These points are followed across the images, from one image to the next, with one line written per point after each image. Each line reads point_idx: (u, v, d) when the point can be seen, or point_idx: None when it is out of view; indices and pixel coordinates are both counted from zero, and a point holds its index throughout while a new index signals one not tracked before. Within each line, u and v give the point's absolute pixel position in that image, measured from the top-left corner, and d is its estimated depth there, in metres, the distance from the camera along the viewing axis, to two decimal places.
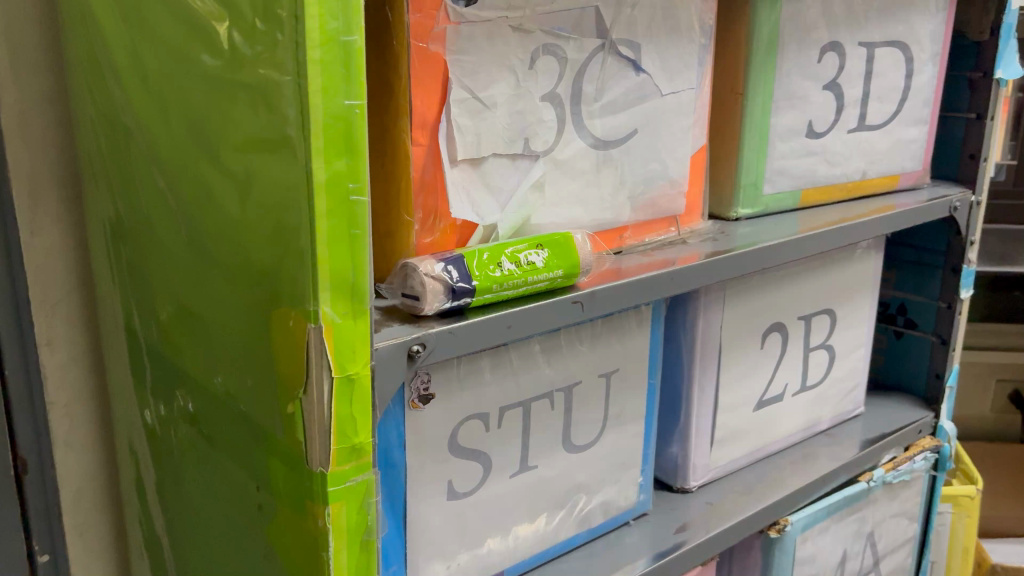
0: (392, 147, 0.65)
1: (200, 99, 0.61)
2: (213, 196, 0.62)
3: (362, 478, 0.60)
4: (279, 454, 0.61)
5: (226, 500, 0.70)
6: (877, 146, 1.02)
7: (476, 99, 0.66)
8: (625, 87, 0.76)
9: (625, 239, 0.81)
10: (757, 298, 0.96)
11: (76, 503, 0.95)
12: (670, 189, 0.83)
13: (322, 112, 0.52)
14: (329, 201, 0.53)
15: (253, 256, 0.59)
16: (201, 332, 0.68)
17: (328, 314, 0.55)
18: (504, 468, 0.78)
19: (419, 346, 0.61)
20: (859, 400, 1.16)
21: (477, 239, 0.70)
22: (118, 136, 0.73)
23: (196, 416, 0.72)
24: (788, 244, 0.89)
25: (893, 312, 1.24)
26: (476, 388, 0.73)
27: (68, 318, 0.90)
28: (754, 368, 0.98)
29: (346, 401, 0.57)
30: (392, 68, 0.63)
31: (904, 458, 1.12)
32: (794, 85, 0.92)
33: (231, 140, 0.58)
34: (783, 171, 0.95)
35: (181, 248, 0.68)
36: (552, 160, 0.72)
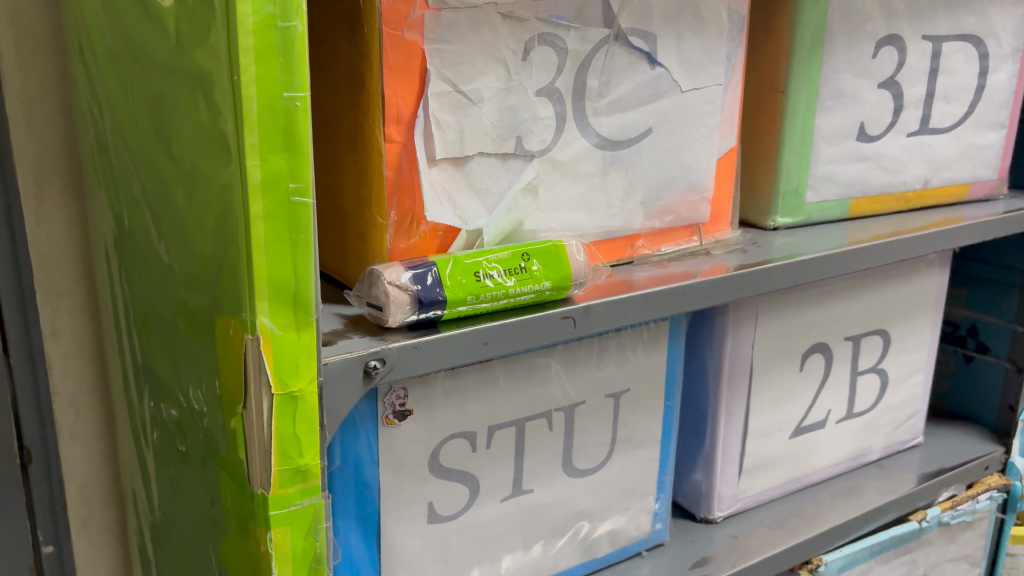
0: (366, 143, 0.60)
1: (156, 88, 0.56)
2: (169, 193, 0.58)
3: (309, 503, 0.55)
4: (227, 472, 0.57)
5: (193, 510, 0.67)
6: (944, 153, 0.92)
7: (459, 93, 0.60)
8: (637, 82, 0.69)
9: (637, 248, 0.75)
10: (797, 316, 0.87)
11: (81, 497, 0.92)
12: (693, 194, 0.76)
13: (258, 106, 0.47)
14: (267, 203, 0.48)
15: (202, 258, 0.55)
16: (168, 333, 0.64)
17: (266, 326, 0.50)
18: (495, 491, 0.73)
19: (377, 361, 0.56)
20: (918, 429, 1.05)
21: (461, 245, 0.64)
22: (98, 125, 0.70)
23: (169, 419, 0.68)
24: (830, 258, 0.80)
25: (964, 334, 1.13)
26: (460, 405, 0.68)
27: (75, 310, 0.86)
28: (791, 392, 0.90)
29: (289, 419, 0.53)
30: (364, 58, 0.58)
31: (965, 498, 1.01)
32: (843, 82, 0.83)
33: (180, 134, 0.54)
34: (830, 177, 0.86)
35: (149, 246, 0.64)
36: (549, 161, 0.66)
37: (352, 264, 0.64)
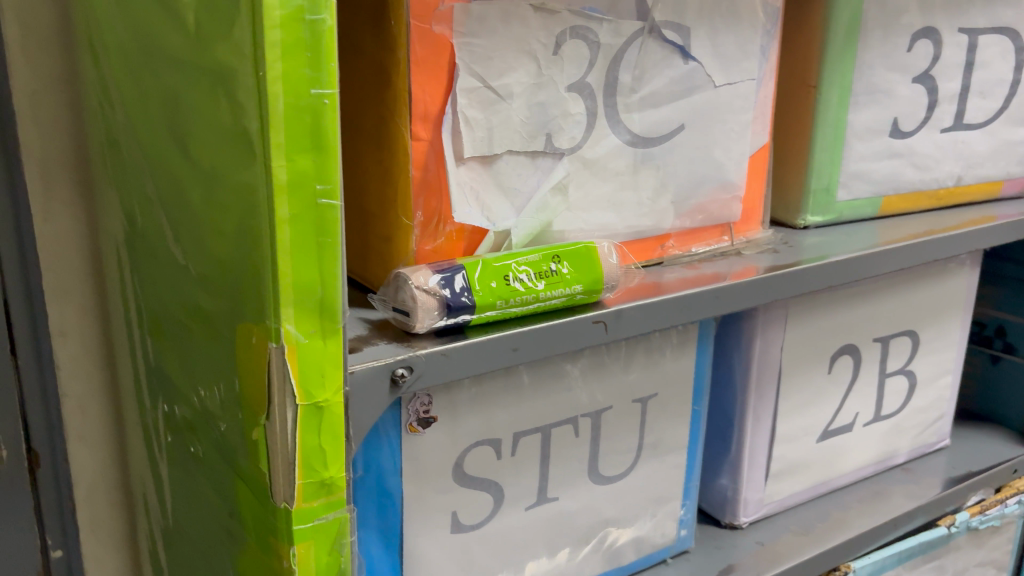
0: (391, 141, 0.57)
1: (171, 84, 0.54)
2: (185, 193, 0.55)
3: (334, 516, 0.53)
4: (247, 483, 0.55)
5: (207, 519, 0.65)
6: (977, 149, 0.90)
7: (488, 88, 0.58)
8: (670, 77, 0.66)
9: (667, 249, 0.72)
10: (826, 317, 0.85)
11: (90, 496, 0.89)
12: (724, 193, 0.73)
13: (284, 103, 0.44)
14: (294, 205, 0.46)
15: (221, 261, 0.52)
16: (182, 337, 0.62)
17: (291, 333, 0.48)
18: (520, 500, 0.70)
19: (405, 369, 0.54)
20: (945, 432, 1.03)
21: (488, 247, 0.62)
22: (108, 120, 0.67)
23: (183, 424, 0.66)
24: (864, 259, 0.77)
25: (990, 335, 1.10)
26: (485, 412, 0.66)
27: (82, 309, 0.83)
28: (818, 395, 0.88)
29: (314, 430, 0.50)
30: (391, 52, 0.55)
31: (993, 502, 0.99)
32: (877, 77, 0.80)
33: (198, 132, 0.52)
34: (862, 175, 0.83)
35: (162, 247, 0.62)
36: (579, 159, 0.64)
37: (375, 266, 0.62)
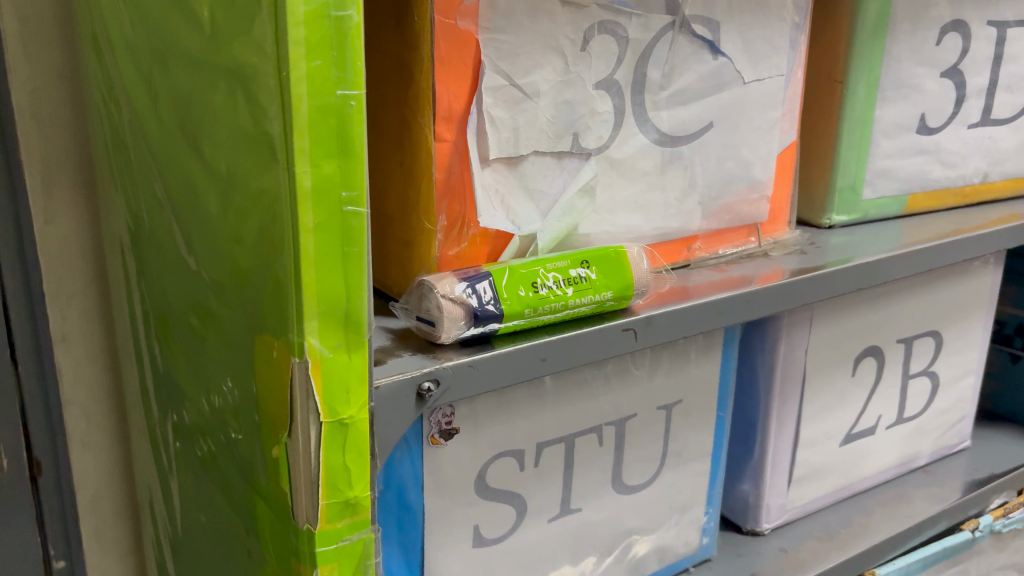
0: (414, 142, 0.55)
1: (184, 84, 0.51)
2: (199, 199, 0.53)
3: (358, 537, 0.50)
4: (266, 501, 0.52)
5: (222, 534, 0.62)
6: (1003, 145, 0.88)
7: (515, 87, 0.55)
8: (699, 73, 0.64)
9: (694, 251, 0.70)
10: (851, 319, 0.83)
11: (94, 507, 0.86)
12: (752, 193, 0.71)
13: (308, 105, 0.42)
14: (318, 213, 0.43)
15: (239, 270, 0.49)
16: (194, 346, 0.60)
17: (315, 348, 0.45)
18: (543, 511, 0.69)
19: (431, 383, 0.51)
20: (966, 433, 1.01)
21: (513, 252, 0.59)
22: (115, 120, 0.64)
23: (196, 437, 0.63)
24: (894, 259, 0.75)
25: (1010, 333, 1.09)
26: (509, 423, 0.63)
27: (85, 313, 0.80)
28: (842, 399, 0.86)
29: (338, 448, 0.48)
30: (414, 49, 0.52)
31: (1017, 505, 0.97)
32: (905, 72, 0.77)
33: (213, 135, 0.49)
34: (888, 172, 0.81)
35: (174, 253, 0.59)
36: (607, 160, 0.61)
37: (396, 272, 0.60)
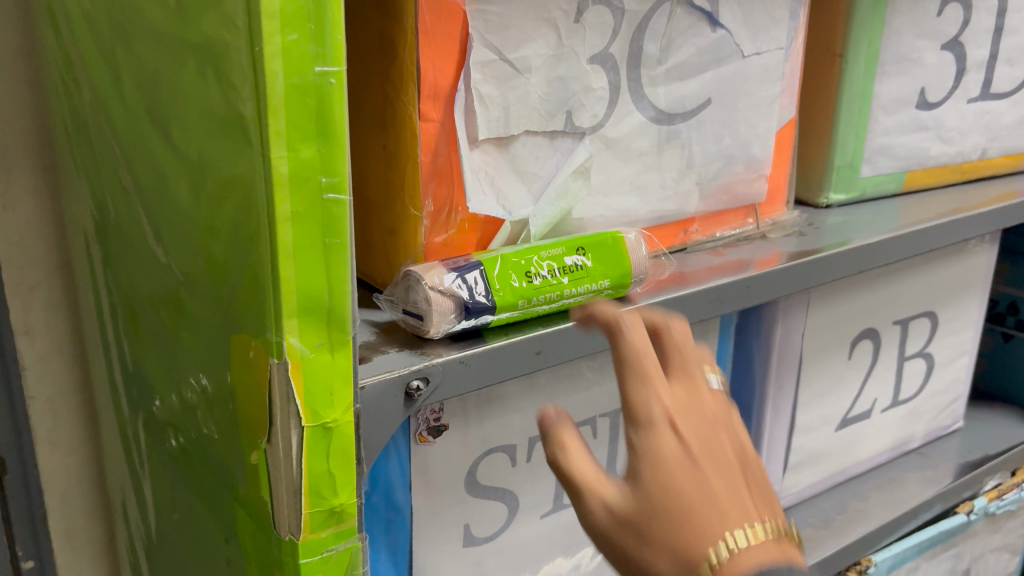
0: (397, 122, 0.51)
1: (149, 61, 0.47)
2: (168, 186, 0.49)
3: (344, 547, 0.47)
4: (246, 509, 0.49)
5: (198, 539, 0.59)
6: (1002, 120, 0.85)
7: (504, 62, 0.51)
8: (697, 47, 0.61)
9: (691, 234, 0.67)
10: (849, 301, 0.80)
11: (64, 506, 0.81)
12: (749, 172, 0.68)
13: (284, 84, 0.38)
14: (296, 201, 0.39)
15: (212, 261, 0.46)
16: (166, 342, 0.56)
17: (295, 348, 0.42)
18: (536, 507, 0.66)
19: (420, 381, 0.48)
20: (959, 414, 1.00)
21: (503, 238, 0.56)
22: (75, 99, 0.60)
23: (169, 437, 0.60)
24: (896, 239, 0.72)
25: (1002, 311, 1.09)
26: (501, 417, 0.60)
27: (49, 304, 0.75)
28: (838, 382, 0.83)
29: (322, 453, 0.44)
30: (396, 22, 0.48)
31: (1010, 486, 0.96)
32: (906, 45, 0.74)
33: (182, 117, 0.45)
34: (887, 149, 0.78)
35: (142, 244, 0.55)
36: (601, 139, 0.58)
37: (380, 261, 0.57)
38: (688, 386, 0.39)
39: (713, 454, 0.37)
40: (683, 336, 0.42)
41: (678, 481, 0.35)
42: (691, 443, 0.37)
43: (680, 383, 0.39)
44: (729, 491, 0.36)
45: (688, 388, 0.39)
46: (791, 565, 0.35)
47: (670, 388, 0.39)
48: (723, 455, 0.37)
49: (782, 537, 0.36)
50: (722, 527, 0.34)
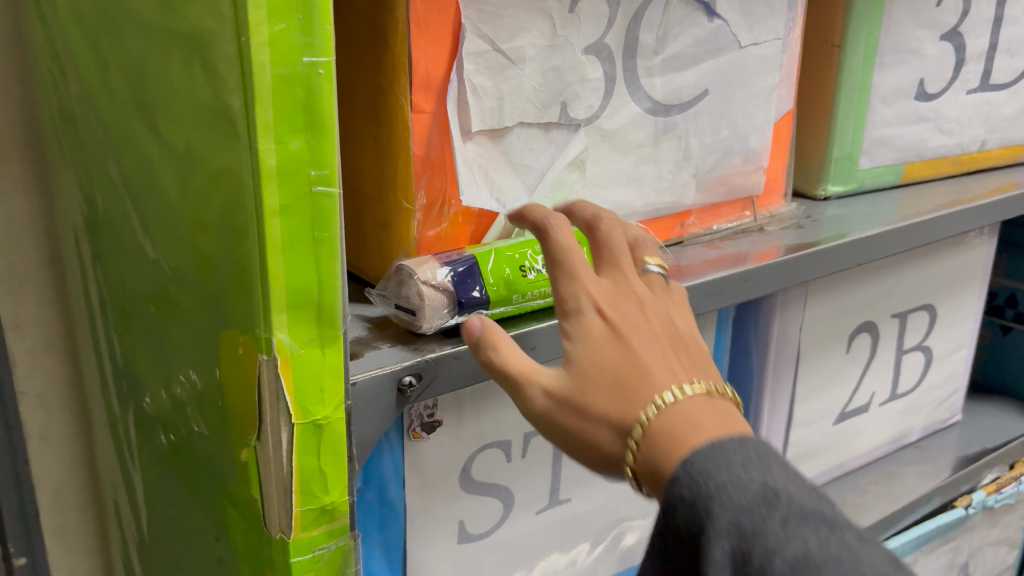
0: (389, 114, 0.50)
1: (135, 50, 0.46)
2: (156, 178, 0.48)
3: (336, 545, 0.47)
4: (236, 507, 0.48)
5: (189, 536, 0.58)
6: (1001, 111, 0.85)
7: (498, 52, 0.51)
8: (694, 37, 0.60)
9: (688, 227, 0.67)
10: (848, 294, 0.80)
11: (55, 502, 0.80)
12: (747, 164, 0.68)
13: (271, 74, 0.37)
14: (284, 193, 0.39)
15: (200, 254, 0.45)
16: (155, 337, 0.55)
17: (284, 344, 0.41)
18: (531, 503, 0.66)
19: (412, 377, 0.47)
20: (957, 407, 0.99)
21: (497, 232, 0.55)
22: (62, 91, 0.59)
23: (160, 433, 0.59)
24: (896, 232, 0.71)
25: (1001, 303, 1.08)
26: (495, 413, 0.60)
27: (39, 298, 0.74)
28: (835, 376, 0.83)
29: (313, 451, 0.44)
30: (387, 11, 0.47)
31: (1009, 480, 0.95)
32: (905, 35, 0.73)
33: (169, 108, 0.44)
34: (886, 141, 0.77)
35: (130, 237, 0.54)
36: (597, 131, 0.57)
37: (372, 255, 0.56)
38: (616, 276, 0.42)
39: (642, 325, 0.39)
40: (608, 228, 0.44)
41: (606, 353, 0.38)
42: (617, 320, 0.39)
43: (608, 276, 0.42)
44: (657, 353, 0.38)
45: (616, 278, 0.42)
46: (727, 412, 0.36)
47: (599, 280, 0.41)
48: (654, 327, 0.40)
49: (716, 391, 0.37)
50: (653, 387, 0.37)
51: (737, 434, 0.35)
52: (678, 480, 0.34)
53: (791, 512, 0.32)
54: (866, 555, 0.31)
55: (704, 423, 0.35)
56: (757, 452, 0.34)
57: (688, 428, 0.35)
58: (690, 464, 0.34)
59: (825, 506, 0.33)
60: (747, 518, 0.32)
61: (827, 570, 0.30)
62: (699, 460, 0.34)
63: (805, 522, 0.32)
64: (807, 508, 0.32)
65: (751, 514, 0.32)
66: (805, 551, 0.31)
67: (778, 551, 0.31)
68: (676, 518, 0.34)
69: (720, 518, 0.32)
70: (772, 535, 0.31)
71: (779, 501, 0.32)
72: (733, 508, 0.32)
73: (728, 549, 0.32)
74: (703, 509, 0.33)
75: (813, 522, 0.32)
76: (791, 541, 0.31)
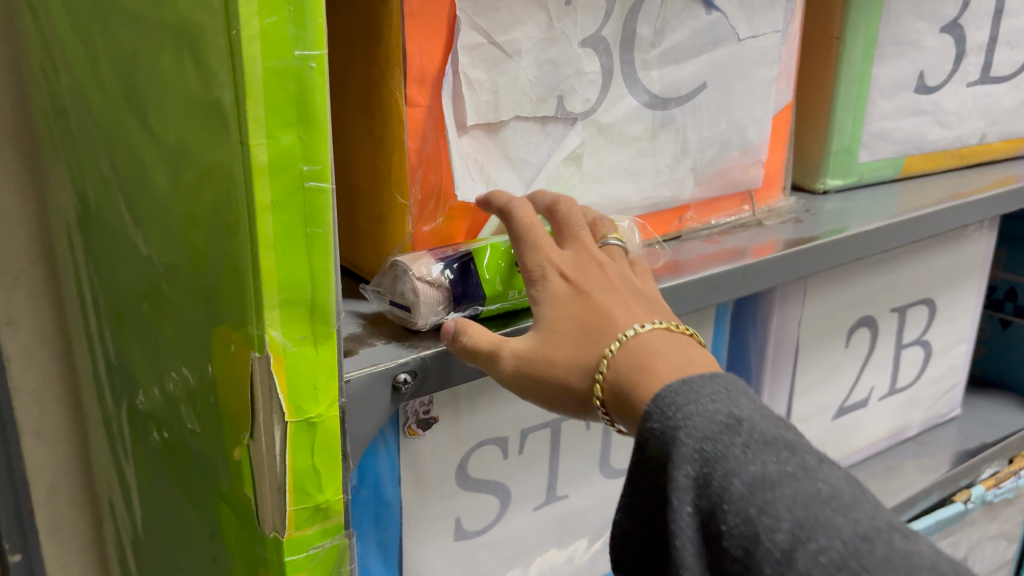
0: (383, 107, 0.49)
1: (126, 42, 0.45)
2: (147, 173, 0.47)
3: (330, 544, 0.46)
4: (230, 506, 0.48)
5: (183, 534, 0.58)
6: (1002, 104, 0.84)
7: (494, 45, 0.50)
8: (692, 29, 0.59)
9: (686, 221, 0.66)
10: (846, 289, 0.79)
11: (50, 499, 0.79)
12: (745, 158, 0.67)
13: (262, 69, 0.36)
14: (276, 189, 0.38)
15: (192, 250, 0.44)
16: (148, 334, 0.54)
17: (277, 341, 0.40)
18: (528, 500, 0.65)
19: (407, 375, 0.47)
20: (956, 402, 0.99)
21: (493, 227, 0.55)
22: (53, 84, 0.58)
23: (153, 430, 0.59)
24: (895, 226, 0.71)
25: (1001, 297, 1.08)
26: (491, 409, 0.59)
27: (33, 294, 0.73)
28: (833, 370, 0.83)
29: (306, 449, 0.43)
30: (381, 3, 0.47)
31: (1008, 474, 0.95)
32: (905, 27, 0.73)
33: (159, 101, 0.44)
34: (885, 134, 0.77)
35: (122, 233, 0.54)
36: (594, 124, 0.57)
37: (367, 251, 0.55)
38: (577, 245, 0.48)
39: (601, 282, 0.45)
40: (567, 206, 0.50)
41: (571, 311, 0.44)
42: (580, 281, 0.45)
43: (571, 246, 0.48)
44: (617, 302, 0.44)
45: (578, 247, 0.48)
46: (684, 342, 0.42)
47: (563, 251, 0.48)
48: (612, 284, 0.46)
49: (668, 327, 0.44)
50: (615, 329, 0.43)
51: (691, 361, 0.41)
52: (650, 415, 0.38)
53: (753, 438, 0.36)
54: (818, 474, 0.35)
55: (661, 351, 0.41)
56: (710, 374, 0.40)
57: (648, 357, 0.41)
58: (660, 399, 0.39)
59: (785, 433, 0.37)
60: (710, 444, 0.36)
61: (781, 486, 0.35)
62: (670, 393, 0.38)
63: (765, 447, 0.36)
64: (767, 435, 0.37)
65: (715, 442, 0.36)
66: (763, 471, 0.35)
67: (738, 472, 0.35)
68: (648, 448, 0.38)
69: (686, 444, 0.37)
70: (733, 458, 0.36)
71: (741, 427, 0.36)
72: (699, 436, 0.37)
73: (694, 473, 0.36)
74: (671, 437, 0.37)
75: (772, 446, 0.36)
76: (751, 463, 0.35)
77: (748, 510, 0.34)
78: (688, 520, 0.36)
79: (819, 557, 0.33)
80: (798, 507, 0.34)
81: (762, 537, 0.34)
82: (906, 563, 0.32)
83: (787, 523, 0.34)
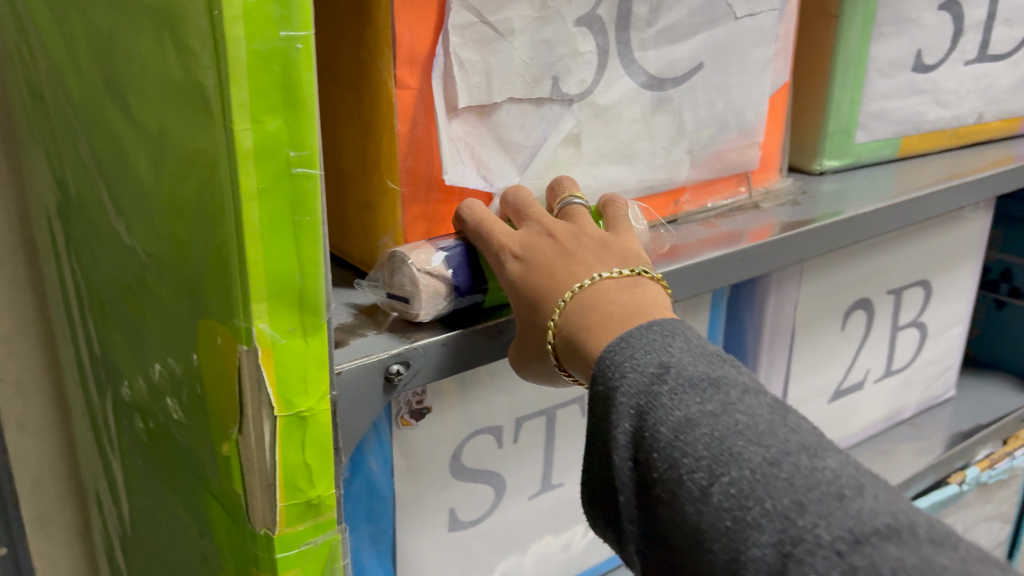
0: (373, 89, 0.48)
1: (104, 24, 0.43)
2: (130, 162, 0.46)
3: (324, 539, 0.45)
4: (220, 504, 0.47)
5: (172, 530, 0.56)
6: (1000, 83, 0.83)
7: (486, 25, 0.48)
8: (690, 8, 0.58)
9: (682, 205, 0.65)
10: (843, 272, 0.78)
11: (35, 492, 0.78)
12: (743, 139, 0.66)
13: (247, 50, 0.34)
14: (263, 175, 0.36)
15: (176, 241, 0.43)
16: (132, 325, 0.53)
17: (265, 333, 0.39)
18: (522, 489, 0.64)
19: (401, 365, 0.45)
20: (951, 383, 0.99)
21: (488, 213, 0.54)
22: (29, 68, 0.56)
23: (138, 422, 0.57)
24: (893, 206, 0.70)
25: (996, 278, 1.07)
26: (486, 399, 0.58)
27: (13, 283, 0.71)
28: (829, 353, 0.82)
29: (297, 444, 0.42)
30: None
31: (1002, 455, 0.95)
32: (906, 4, 0.71)
33: (140, 87, 0.42)
34: (883, 114, 0.76)
35: (104, 221, 0.52)
36: (590, 107, 0.55)
37: (356, 238, 0.54)
38: (529, 222, 0.48)
39: (548, 248, 0.46)
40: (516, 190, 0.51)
41: (525, 286, 0.45)
42: (531, 256, 0.46)
43: (526, 224, 0.48)
44: (562, 267, 0.45)
45: (531, 223, 0.48)
46: (625, 292, 0.43)
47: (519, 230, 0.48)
48: (563, 249, 0.46)
49: (614, 275, 0.44)
50: (558, 295, 0.44)
51: (625, 309, 0.42)
52: (595, 382, 0.39)
53: (679, 383, 0.36)
54: (739, 407, 0.35)
55: (599, 308, 0.42)
56: (646, 323, 0.40)
57: (586, 315, 0.42)
58: (600, 364, 0.39)
59: (715, 370, 0.37)
60: (642, 399, 0.36)
61: (701, 426, 0.34)
62: (608, 354, 0.39)
63: (691, 390, 0.36)
64: (694, 376, 0.36)
65: (646, 394, 0.36)
66: (687, 415, 0.35)
67: (665, 419, 0.35)
68: (596, 412, 0.39)
69: (621, 404, 0.37)
70: (661, 406, 0.36)
71: (668, 375, 0.37)
72: (633, 391, 0.37)
73: (630, 428, 0.37)
74: (608, 396, 0.38)
75: (698, 388, 0.36)
76: (677, 408, 0.35)
77: (672, 455, 0.34)
78: (627, 476, 0.37)
79: (731, 491, 0.32)
80: (715, 444, 0.34)
81: (684, 480, 0.34)
82: (807, 482, 0.31)
83: (705, 462, 0.34)
